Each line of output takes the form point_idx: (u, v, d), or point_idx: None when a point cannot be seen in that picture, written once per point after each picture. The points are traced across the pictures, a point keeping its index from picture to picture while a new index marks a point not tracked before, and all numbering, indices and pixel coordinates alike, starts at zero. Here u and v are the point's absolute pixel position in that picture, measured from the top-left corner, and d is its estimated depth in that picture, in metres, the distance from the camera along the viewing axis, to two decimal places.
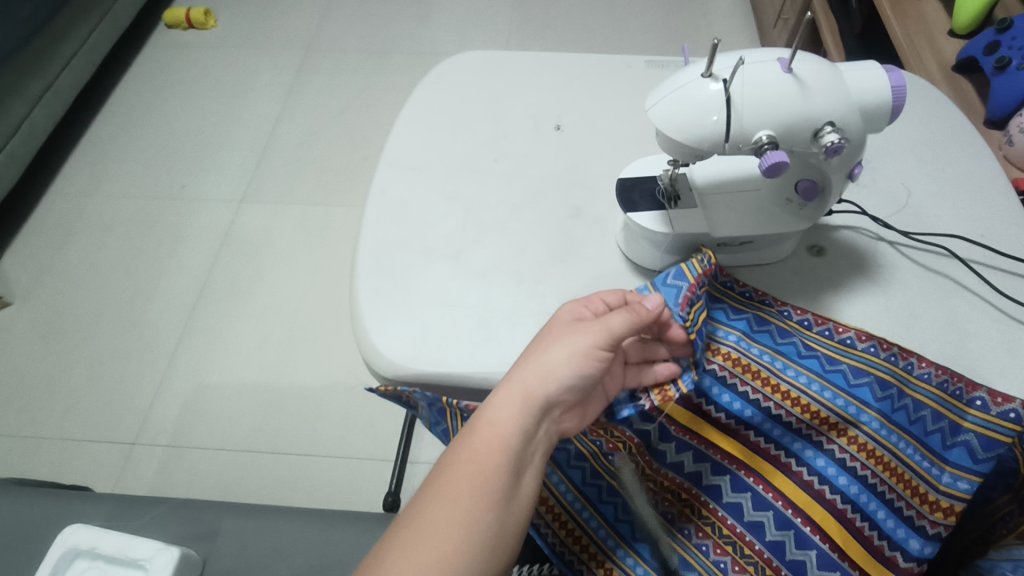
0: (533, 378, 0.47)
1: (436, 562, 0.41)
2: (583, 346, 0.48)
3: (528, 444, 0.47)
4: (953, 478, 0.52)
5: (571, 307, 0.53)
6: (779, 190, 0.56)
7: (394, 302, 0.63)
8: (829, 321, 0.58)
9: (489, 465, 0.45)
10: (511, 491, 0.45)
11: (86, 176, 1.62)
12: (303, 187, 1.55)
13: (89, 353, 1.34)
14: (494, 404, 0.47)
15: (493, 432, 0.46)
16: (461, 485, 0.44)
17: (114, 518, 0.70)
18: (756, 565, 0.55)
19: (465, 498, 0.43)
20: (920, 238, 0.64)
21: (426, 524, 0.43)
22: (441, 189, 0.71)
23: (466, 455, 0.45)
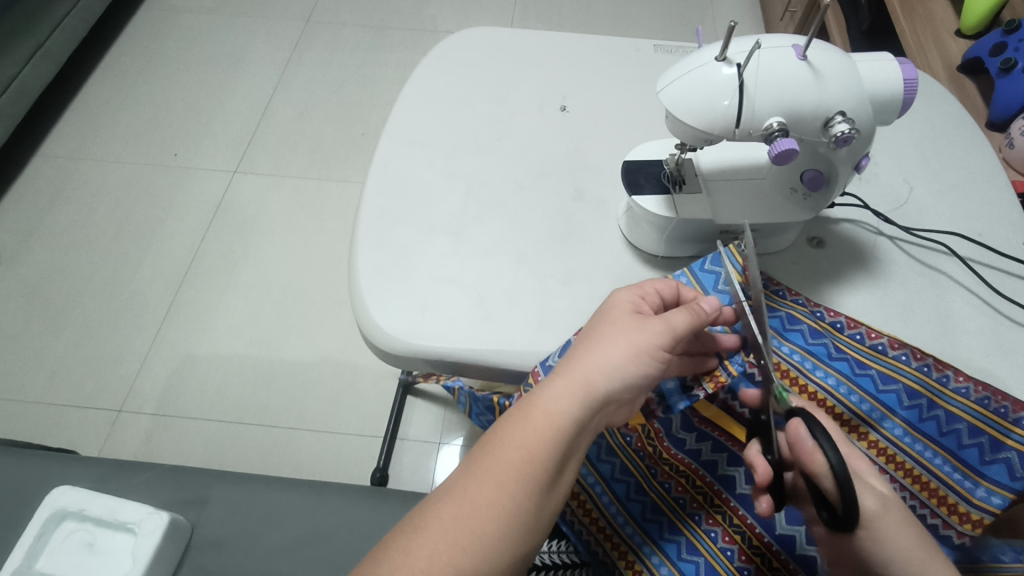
0: (595, 371, 0.46)
1: (472, 543, 0.41)
2: (647, 342, 0.47)
3: (578, 436, 0.46)
4: (987, 493, 0.52)
5: (630, 295, 0.51)
6: (784, 178, 0.56)
7: (394, 277, 0.62)
8: (861, 325, 0.57)
9: (537, 453, 0.44)
10: (554, 481, 0.44)
11: (76, 139, 1.59)
12: (298, 160, 1.53)
13: (76, 317, 1.32)
14: (547, 390, 0.46)
15: (544, 417, 0.45)
16: (508, 470, 0.43)
17: (102, 481, 0.70)
18: (763, 557, 0.56)
19: (511, 483, 0.43)
20: (921, 235, 0.65)
21: (468, 504, 0.42)
22: (443, 165, 0.70)
23: (514, 438, 0.44)
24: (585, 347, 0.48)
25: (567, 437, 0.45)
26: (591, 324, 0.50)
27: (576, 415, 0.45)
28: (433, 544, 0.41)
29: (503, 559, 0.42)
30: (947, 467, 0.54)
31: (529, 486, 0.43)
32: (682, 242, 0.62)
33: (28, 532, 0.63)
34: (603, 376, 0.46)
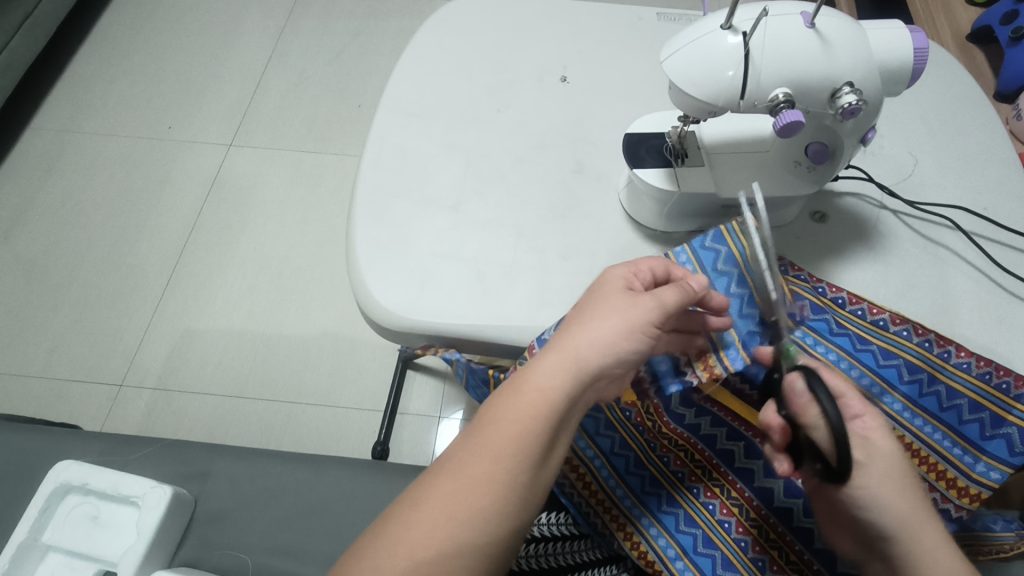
0: (589, 347, 0.46)
1: (468, 518, 0.41)
2: (640, 319, 0.47)
3: (569, 410, 0.46)
4: (986, 468, 0.53)
5: (622, 271, 0.51)
6: (787, 152, 0.56)
7: (392, 251, 0.62)
8: (863, 301, 0.56)
9: (531, 427, 0.44)
10: (547, 455, 0.45)
11: (69, 111, 1.56)
12: (295, 133, 1.51)
13: (75, 292, 1.32)
14: (538, 366, 0.46)
15: (536, 392, 0.45)
16: (501, 446, 0.43)
17: (106, 455, 0.71)
18: (761, 529, 0.56)
19: (506, 459, 0.43)
20: (925, 209, 0.64)
21: (463, 480, 0.42)
22: (442, 138, 0.69)
23: (507, 415, 0.44)
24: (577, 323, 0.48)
25: (559, 412, 0.45)
26: (583, 301, 0.50)
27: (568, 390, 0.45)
28: (429, 520, 0.41)
29: (500, 532, 0.42)
30: (947, 441, 0.55)
31: (524, 460, 0.43)
32: (683, 217, 0.61)
33: (33, 505, 0.63)
34: (596, 353, 0.46)
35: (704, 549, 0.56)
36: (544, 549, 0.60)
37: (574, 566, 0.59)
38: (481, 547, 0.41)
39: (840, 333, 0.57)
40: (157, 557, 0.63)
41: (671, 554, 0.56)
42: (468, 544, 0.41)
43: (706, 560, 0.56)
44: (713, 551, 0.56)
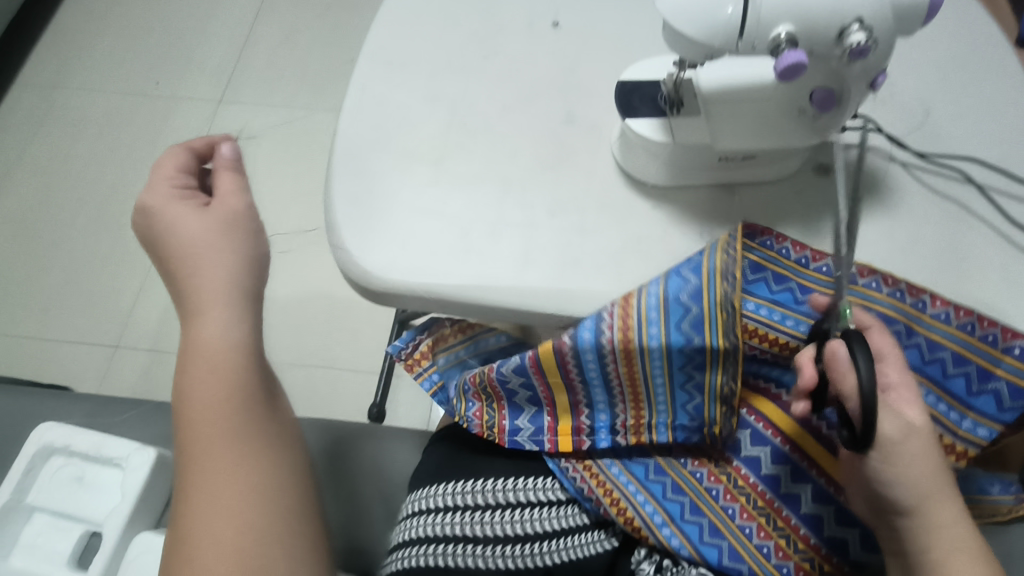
0: (211, 287, 0.54)
1: (232, 490, 0.51)
2: (212, 224, 0.56)
3: (242, 337, 0.54)
4: (974, 425, 0.52)
5: (163, 193, 0.57)
6: (791, 100, 0.50)
7: (370, 208, 0.59)
8: (826, 257, 0.54)
9: (223, 377, 0.53)
10: (250, 393, 0.54)
11: (53, 67, 1.51)
12: (284, 88, 1.46)
13: (66, 253, 1.31)
14: (203, 321, 0.54)
15: (207, 344, 0.53)
16: (207, 409, 0.52)
17: (90, 416, 0.70)
18: (749, 497, 0.55)
19: (224, 427, 0.52)
20: (938, 161, 0.60)
21: (212, 472, 0.51)
22: (424, 89, 0.65)
23: (197, 383, 0.52)
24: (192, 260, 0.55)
25: (230, 345, 0.53)
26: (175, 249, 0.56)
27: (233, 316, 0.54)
28: (204, 499, 0.50)
29: (252, 453, 0.52)
30: (932, 397, 0.53)
31: (228, 404, 0.52)
32: (681, 170, 0.58)
33: (16, 466, 0.63)
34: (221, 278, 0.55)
35: (692, 517, 0.55)
36: (519, 516, 0.57)
37: (555, 532, 0.57)
38: (250, 480, 0.51)
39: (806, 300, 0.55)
40: (143, 517, 0.63)
41: (658, 521, 0.55)
42: (237, 485, 0.51)
43: (693, 528, 0.55)
44: (700, 518, 0.55)
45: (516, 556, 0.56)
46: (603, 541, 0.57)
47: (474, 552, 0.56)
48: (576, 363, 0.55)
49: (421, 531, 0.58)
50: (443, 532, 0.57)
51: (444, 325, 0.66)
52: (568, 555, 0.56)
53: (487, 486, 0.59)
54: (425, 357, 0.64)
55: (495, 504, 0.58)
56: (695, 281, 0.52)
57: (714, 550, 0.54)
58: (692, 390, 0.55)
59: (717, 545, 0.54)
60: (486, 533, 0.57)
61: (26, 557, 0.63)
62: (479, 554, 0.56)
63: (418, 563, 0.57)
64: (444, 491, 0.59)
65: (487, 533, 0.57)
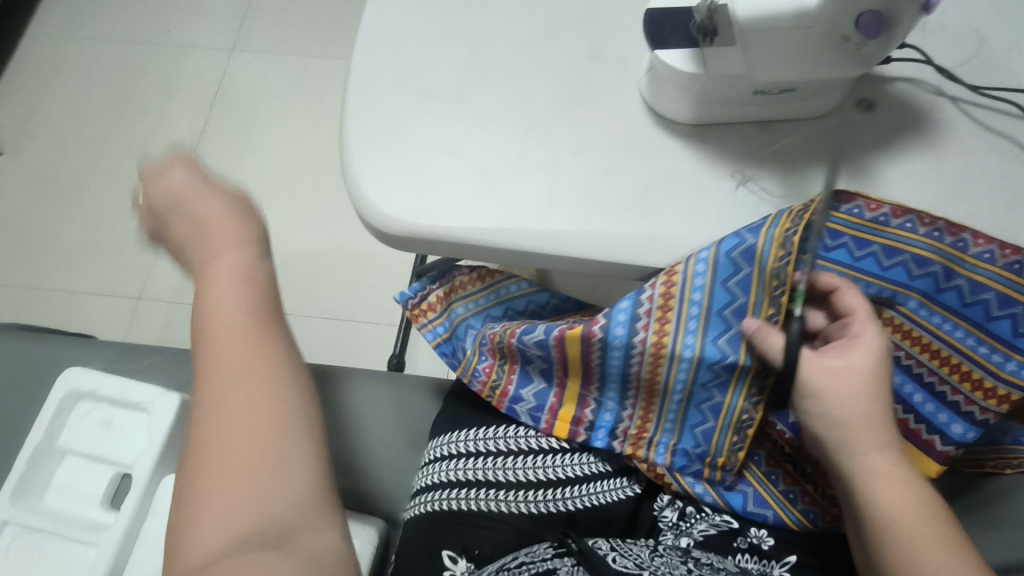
0: (228, 229, 0.55)
1: (262, 370, 0.47)
2: (223, 195, 0.58)
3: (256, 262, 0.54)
4: (1019, 367, 0.49)
5: (179, 177, 0.59)
6: (834, 27, 0.47)
7: (388, 149, 0.57)
8: (858, 198, 0.49)
9: (245, 286, 0.51)
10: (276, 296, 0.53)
11: (63, 15, 1.48)
12: (296, 35, 1.41)
13: (87, 205, 1.31)
14: (223, 247, 0.54)
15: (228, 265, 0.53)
16: (228, 315, 0.49)
17: (115, 362, 0.71)
18: (777, 444, 0.55)
19: (249, 320, 0.49)
20: (991, 94, 0.56)
21: (234, 366, 0.47)
22: (441, 22, 0.62)
23: (221, 290, 0.51)
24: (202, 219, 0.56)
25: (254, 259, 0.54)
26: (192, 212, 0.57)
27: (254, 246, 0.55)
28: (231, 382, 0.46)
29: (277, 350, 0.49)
30: (971, 340, 0.50)
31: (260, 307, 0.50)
32: (712, 105, 0.55)
33: (46, 409, 0.64)
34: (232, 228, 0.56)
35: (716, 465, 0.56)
36: (542, 461, 0.57)
37: (579, 478, 0.57)
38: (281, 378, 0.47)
39: (835, 244, 0.51)
40: (171, 460, 0.64)
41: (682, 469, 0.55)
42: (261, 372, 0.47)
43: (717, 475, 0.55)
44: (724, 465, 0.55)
45: (539, 501, 0.56)
46: (626, 487, 0.57)
47: (497, 497, 0.56)
48: (603, 357, 0.54)
49: (443, 475, 0.58)
50: (465, 477, 0.57)
51: (462, 274, 0.65)
52: (592, 501, 0.56)
53: (510, 433, 0.59)
54: (433, 309, 0.65)
55: (518, 450, 0.58)
56: (744, 298, 0.50)
57: (739, 496, 0.55)
58: (706, 412, 0.54)
59: (742, 492, 0.55)
60: (509, 478, 0.57)
61: (60, 496, 0.65)
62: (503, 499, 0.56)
63: (438, 508, 0.56)
64: (466, 437, 0.59)
65: (510, 478, 0.57)
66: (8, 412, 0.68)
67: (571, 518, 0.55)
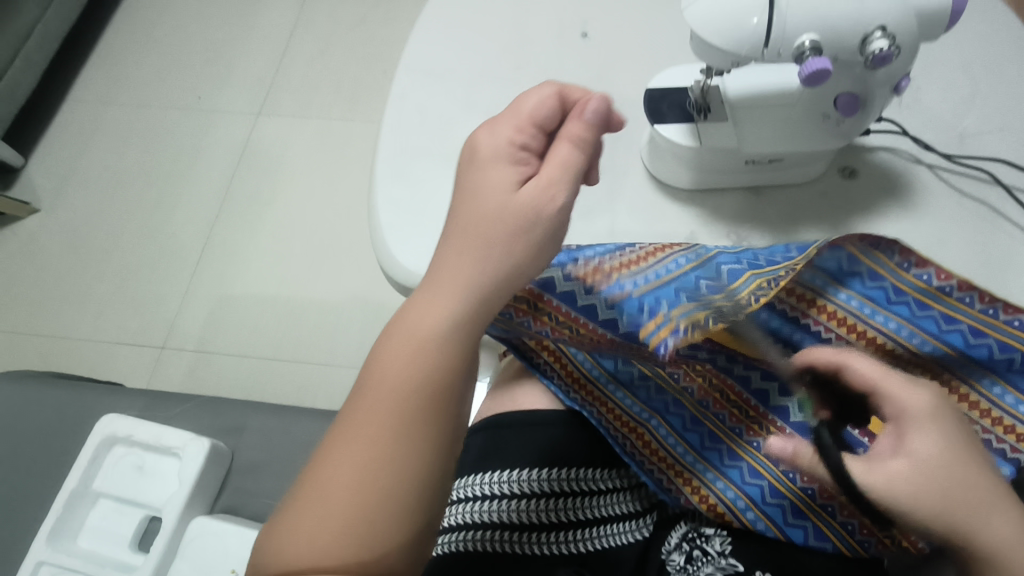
0: (524, 128, 0.42)
1: (406, 386, 0.38)
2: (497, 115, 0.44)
3: (471, 323, 0.40)
4: None
5: (493, 166, 0.41)
6: (814, 105, 0.52)
7: (413, 212, 0.63)
8: (952, 277, 0.50)
9: (428, 366, 0.38)
10: (495, 249, 0.39)
11: (103, 84, 1.59)
12: (321, 100, 1.50)
13: (117, 260, 1.38)
14: (488, 140, 0.42)
15: (429, 317, 0.39)
16: (417, 324, 0.39)
17: (148, 409, 0.75)
18: None
19: (430, 340, 0.39)
20: (963, 162, 0.62)
21: (388, 361, 0.39)
22: (462, 97, 0.69)
23: (394, 357, 0.39)
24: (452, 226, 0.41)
25: (486, 301, 0.40)
26: (455, 215, 0.41)
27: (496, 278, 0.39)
28: (341, 481, 0.37)
29: (412, 480, 0.37)
30: None
31: (434, 401, 0.38)
32: (708, 173, 0.61)
33: (84, 454, 0.68)
34: (514, 248, 0.39)
35: (773, 499, 0.54)
36: (563, 504, 0.57)
37: (595, 519, 0.57)
38: (414, 507, 0.37)
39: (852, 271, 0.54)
40: (199, 503, 0.67)
41: (740, 505, 0.54)
42: (397, 492, 0.37)
43: (776, 511, 0.53)
44: (781, 501, 0.53)
45: (561, 541, 0.56)
46: (635, 530, 0.57)
47: (517, 538, 0.56)
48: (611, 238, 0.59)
49: (460, 517, 0.57)
50: (482, 520, 0.57)
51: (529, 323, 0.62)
52: (603, 542, 0.56)
53: (522, 476, 0.57)
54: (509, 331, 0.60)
55: (530, 493, 0.57)
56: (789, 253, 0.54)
57: (799, 531, 0.53)
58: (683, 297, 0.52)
59: (801, 525, 0.53)
60: (521, 521, 0.56)
61: (92, 539, 0.67)
62: (526, 540, 0.56)
63: (455, 548, 0.56)
64: (480, 481, 0.58)
65: (528, 520, 0.56)
66: (45, 457, 0.71)
67: (582, 559, 0.56)
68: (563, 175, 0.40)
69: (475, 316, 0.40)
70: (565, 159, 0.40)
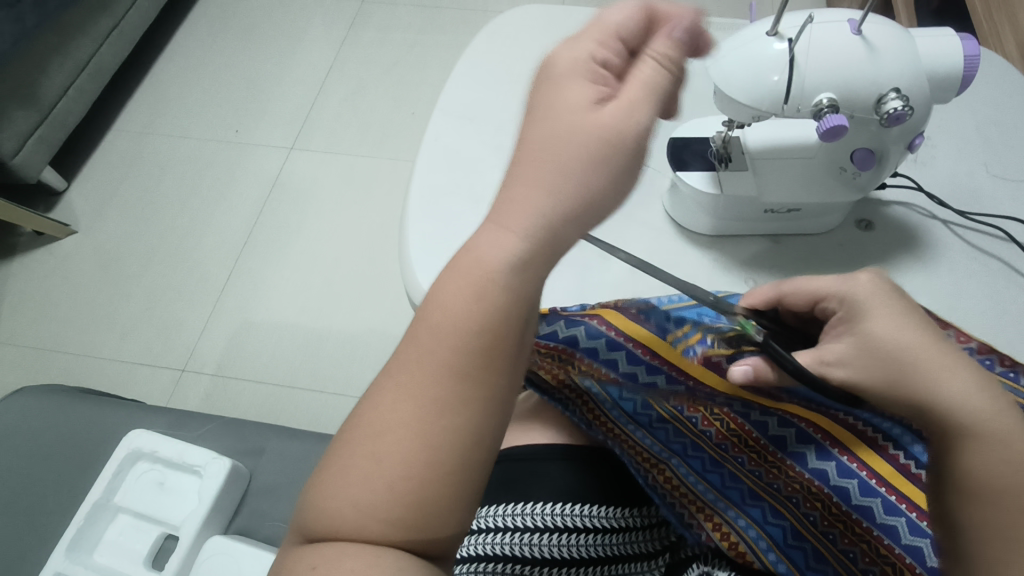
0: (611, 46, 0.41)
1: (465, 332, 0.35)
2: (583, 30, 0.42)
3: (530, 267, 0.36)
4: None
5: (576, 84, 0.39)
6: (833, 158, 0.55)
7: (441, 246, 0.65)
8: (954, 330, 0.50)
9: (486, 317, 0.35)
10: (584, 173, 0.36)
11: (146, 116, 1.68)
12: (352, 139, 1.57)
13: (146, 282, 1.42)
14: (575, 52, 0.40)
15: (488, 258, 0.36)
16: (480, 268, 0.36)
17: (173, 427, 0.76)
18: (846, 525, 0.52)
19: (491, 286, 0.36)
20: (979, 219, 0.64)
21: (444, 307, 0.36)
22: (492, 140, 0.72)
23: (456, 300, 0.36)
24: (526, 150, 0.38)
25: (554, 235, 0.36)
26: (539, 139, 0.38)
27: (564, 214, 0.36)
28: (390, 435, 0.34)
29: (461, 445, 0.34)
30: None
31: (492, 353, 0.35)
32: (729, 223, 0.64)
33: (108, 468, 0.69)
34: (592, 173, 0.36)
35: (795, 541, 0.53)
36: (575, 540, 0.56)
37: (606, 557, 0.56)
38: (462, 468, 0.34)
39: None
40: (215, 523, 0.68)
41: (762, 547, 0.54)
42: (444, 465, 0.34)
43: (798, 554, 0.53)
44: (802, 544, 0.53)
45: None
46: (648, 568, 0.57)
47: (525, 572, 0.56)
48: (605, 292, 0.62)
49: (469, 550, 0.58)
50: (493, 552, 0.57)
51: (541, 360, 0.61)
52: None
53: (536, 509, 0.57)
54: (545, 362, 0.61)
55: (544, 527, 0.57)
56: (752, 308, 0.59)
57: None
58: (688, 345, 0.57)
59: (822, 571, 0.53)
60: (534, 556, 0.56)
61: (109, 553, 0.69)
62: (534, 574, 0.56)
63: None
64: (492, 512, 0.59)
65: (540, 554, 0.56)
66: (67, 469, 0.73)
67: None
68: (644, 93, 0.39)
69: (541, 256, 0.37)
70: (646, 78, 0.39)
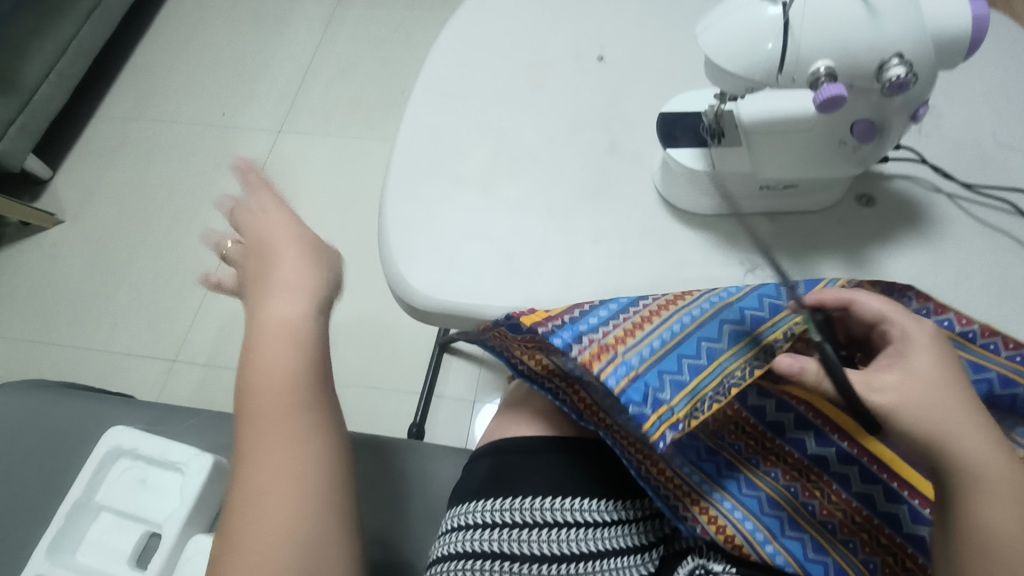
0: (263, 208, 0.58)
1: (289, 395, 0.48)
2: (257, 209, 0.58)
3: (320, 331, 0.53)
4: None
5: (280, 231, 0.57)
6: (831, 131, 0.51)
7: (422, 232, 0.63)
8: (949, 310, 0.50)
9: (306, 379, 0.50)
10: (310, 273, 0.54)
11: (130, 100, 1.63)
12: (341, 120, 1.52)
13: (135, 272, 1.40)
14: (275, 218, 0.58)
15: (285, 330, 0.51)
16: (283, 351, 0.50)
17: (155, 423, 0.75)
18: (845, 514, 0.51)
19: (298, 361, 0.50)
20: (986, 192, 0.61)
21: (265, 388, 0.48)
22: (475, 119, 0.69)
23: (267, 371, 0.49)
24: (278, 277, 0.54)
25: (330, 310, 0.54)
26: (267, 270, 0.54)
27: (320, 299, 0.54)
28: (264, 506, 0.45)
29: (320, 480, 0.47)
30: None
31: (315, 402, 0.50)
32: (722, 201, 0.60)
33: (88, 466, 0.68)
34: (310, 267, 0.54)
35: (792, 532, 0.51)
36: (568, 534, 0.54)
37: (597, 552, 0.54)
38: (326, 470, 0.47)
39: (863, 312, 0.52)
40: (198, 521, 0.67)
41: (759, 538, 0.51)
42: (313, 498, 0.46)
43: (795, 544, 0.51)
44: (801, 535, 0.51)
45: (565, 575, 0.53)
46: (641, 565, 0.54)
47: (514, 569, 0.54)
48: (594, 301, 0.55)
49: (456, 547, 0.55)
50: (480, 549, 0.55)
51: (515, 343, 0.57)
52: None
53: (527, 504, 0.56)
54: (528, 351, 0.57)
55: (534, 522, 0.55)
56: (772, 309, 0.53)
57: (820, 568, 0.50)
58: (703, 351, 0.51)
59: (822, 562, 0.50)
60: (524, 552, 0.54)
61: (92, 553, 0.67)
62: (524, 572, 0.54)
63: None
64: (481, 508, 0.56)
65: (529, 551, 0.54)
66: (48, 467, 0.71)
67: None
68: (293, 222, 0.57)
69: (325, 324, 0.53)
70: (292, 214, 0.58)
